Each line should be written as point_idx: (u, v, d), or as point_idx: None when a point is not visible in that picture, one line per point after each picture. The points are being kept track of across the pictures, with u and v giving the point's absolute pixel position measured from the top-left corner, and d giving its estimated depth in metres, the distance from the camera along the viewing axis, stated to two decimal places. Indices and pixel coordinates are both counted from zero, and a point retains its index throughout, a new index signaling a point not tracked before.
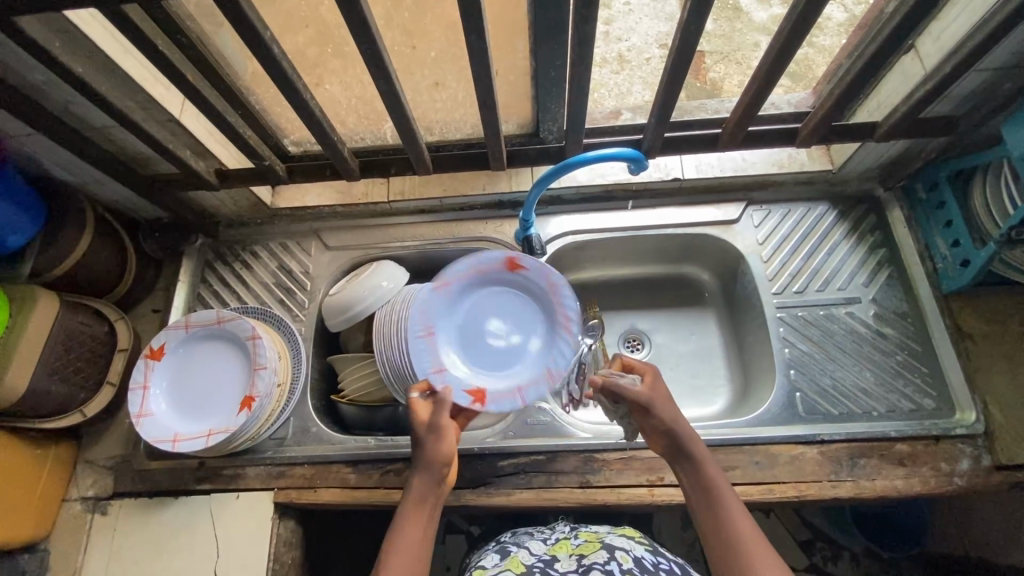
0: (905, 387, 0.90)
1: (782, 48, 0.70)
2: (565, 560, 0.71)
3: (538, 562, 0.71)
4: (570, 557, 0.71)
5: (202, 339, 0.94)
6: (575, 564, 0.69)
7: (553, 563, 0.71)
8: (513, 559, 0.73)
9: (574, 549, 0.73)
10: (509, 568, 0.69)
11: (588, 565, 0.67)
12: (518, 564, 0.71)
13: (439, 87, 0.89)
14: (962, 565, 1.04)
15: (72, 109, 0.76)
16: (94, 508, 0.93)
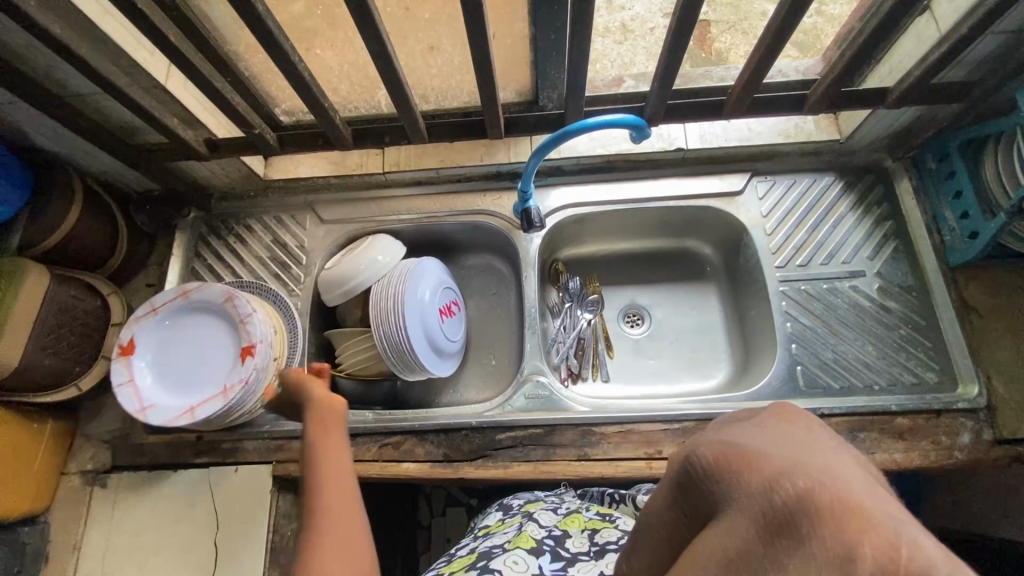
0: (908, 361, 0.89)
1: (792, 8, 0.67)
2: (576, 537, 0.69)
3: (548, 538, 0.68)
4: (582, 533, 0.70)
5: (176, 328, 0.91)
6: (586, 543, 0.67)
7: (564, 540, 0.68)
8: (523, 533, 0.70)
9: (586, 523, 0.72)
10: (518, 546, 0.66)
11: (601, 547, 0.66)
12: (528, 540, 0.68)
13: (434, 52, 0.86)
14: None
15: (52, 74, 0.73)
16: (94, 482, 0.93)
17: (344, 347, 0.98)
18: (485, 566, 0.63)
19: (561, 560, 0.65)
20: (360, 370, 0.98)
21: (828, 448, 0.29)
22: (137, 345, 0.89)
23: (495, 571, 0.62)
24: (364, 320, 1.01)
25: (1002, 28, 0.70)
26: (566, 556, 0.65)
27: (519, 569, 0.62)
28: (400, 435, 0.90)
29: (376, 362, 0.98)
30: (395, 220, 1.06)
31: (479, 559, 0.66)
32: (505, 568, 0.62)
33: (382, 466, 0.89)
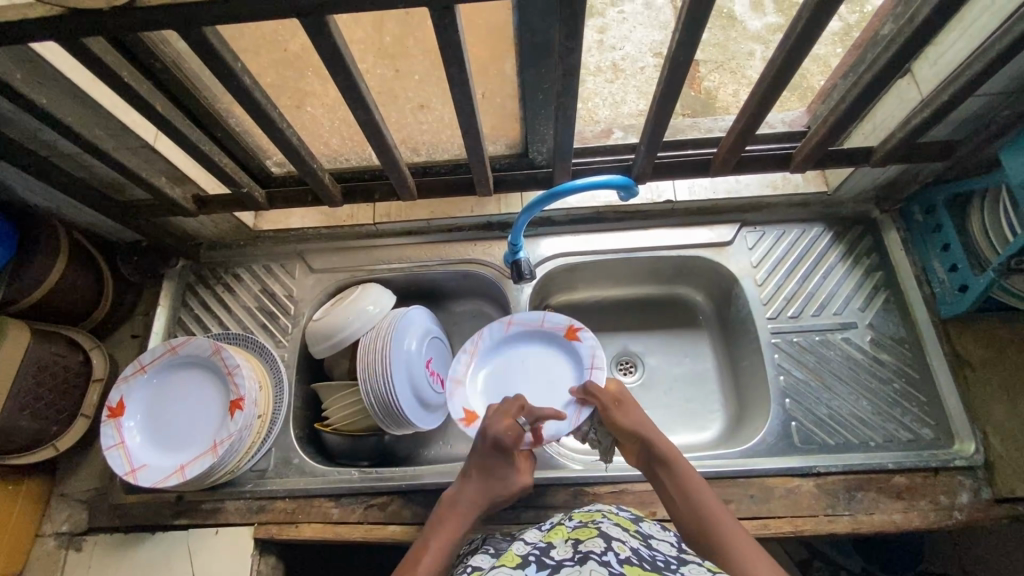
0: (903, 416, 0.88)
1: (774, 80, 0.69)
2: (561, 547, 0.60)
3: (533, 551, 0.60)
4: (566, 543, 0.60)
5: (171, 382, 0.90)
6: (571, 551, 0.58)
7: (549, 551, 0.60)
8: (507, 552, 0.62)
9: (570, 533, 0.63)
10: (502, 563, 0.58)
11: (584, 552, 0.56)
12: (511, 556, 0.60)
13: (425, 109, 0.87)
14: None
15: (40, 136, 0.73)
16: (69, 544, 0.90)
17: (330, 401, 0.96)
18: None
19: (546, 567, 0.56)
20: (347, 425, 0.95)
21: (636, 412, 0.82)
22: (128, 404, 0.88)
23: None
24: (352, 372, 0.99)
25: (984, 92, 0.72)
26: (552, 564, 0.56)
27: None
28: (387, 495, 0.88)
29: (363, 417, 0.95)
30: (385, 270, 1.05)
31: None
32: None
33: (366, 529, 0.86)
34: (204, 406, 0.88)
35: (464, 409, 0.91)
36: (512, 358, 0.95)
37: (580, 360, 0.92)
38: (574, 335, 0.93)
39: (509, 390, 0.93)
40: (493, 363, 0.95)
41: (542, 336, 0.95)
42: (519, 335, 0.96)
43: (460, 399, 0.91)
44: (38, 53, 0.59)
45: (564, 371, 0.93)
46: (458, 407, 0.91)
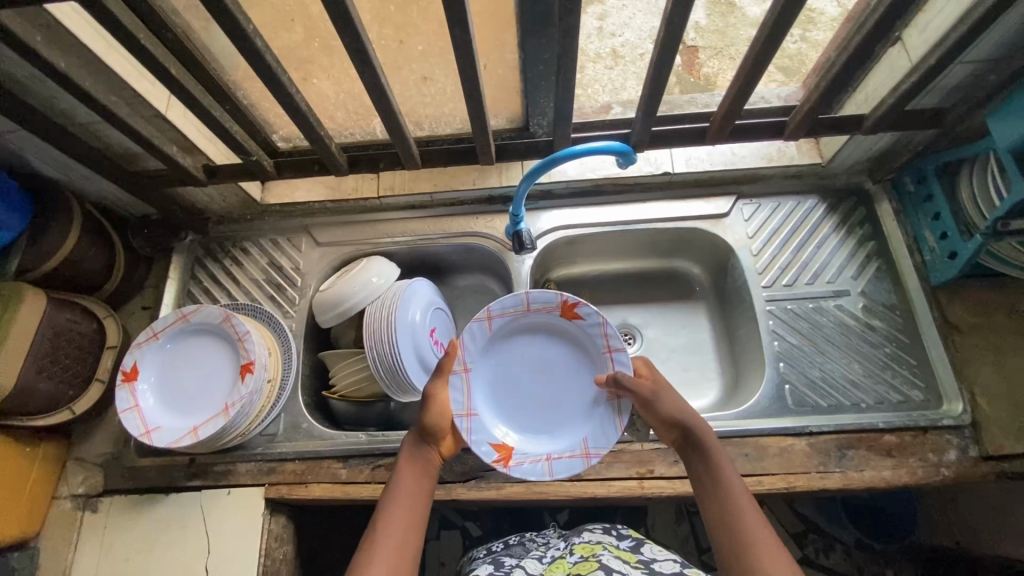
0: (893, 378, 0.91)
1: (765, 45, 0.71)
2: None
3: None
4: None
5: (183, 348, 0.93)
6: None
7: None
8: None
9: (571, 569, 0.66)
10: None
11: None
12: None
13: (428, 81, 0.89)
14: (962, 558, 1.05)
15: (56, 103, 0.75)
16: (85, 506, 0.93)
17: (336, 368, 0.98)
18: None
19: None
20: (353, 391, 0.98)
21: (673, 397, 0.77)
22: (142, 369, 0.90)
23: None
24: (358, 342, 1.02)
25: (970, 59, 0.74)
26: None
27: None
28: (393, 456, 0.91)
29: (369, 383, 0.98)
30: (390, 243, 1.07)
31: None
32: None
33: (374, 488, 0.89)
34: (215, 371, 0.91)
35: (492, 440, 0.85)
36: (507, 355, 0.89)
37: (591, 340, 0.87)
38: (573, 312, 0.87)
39: (521, 391, 0.88)
40: (487, 370, 0.88)
41: (531, 319, 0.89)
42: (501, 329, 0.88)
43: (482, 428, 0.85)
44: (57, 16, 0.62)
45: (569, 354, 0.89)
46: (485, 441, 0.84)
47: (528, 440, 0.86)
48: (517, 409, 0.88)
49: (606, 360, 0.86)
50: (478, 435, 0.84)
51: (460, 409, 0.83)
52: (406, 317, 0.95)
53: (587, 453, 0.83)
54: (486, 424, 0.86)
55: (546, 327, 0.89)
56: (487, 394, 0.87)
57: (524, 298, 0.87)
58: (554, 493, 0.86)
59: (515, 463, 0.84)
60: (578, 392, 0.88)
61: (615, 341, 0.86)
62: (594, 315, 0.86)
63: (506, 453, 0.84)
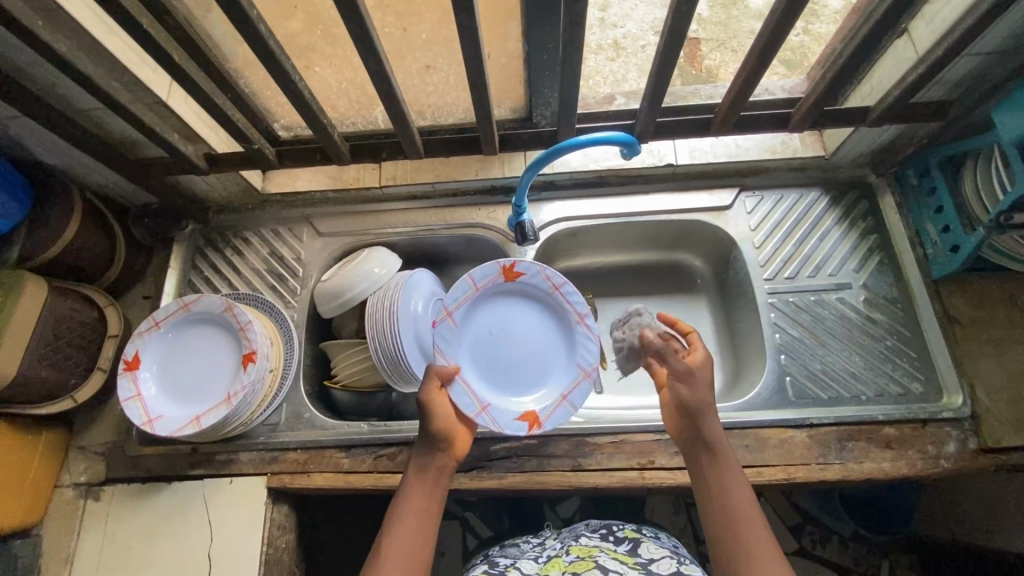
0: (894, 371, 0.91)
1: (771, 36, 0.71)
2: None
3: None
4: None
5: (185, 338, 0.93)
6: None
7: None
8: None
9: (568, 567, 0.67)
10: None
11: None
12: None
13: (431, 70, 0.89)
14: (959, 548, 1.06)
15: (57, 90, 0.75)
16: (87, 494, 0.93)
17: (338, 359, 0.99)
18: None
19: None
20: (355, 381, 0.98)
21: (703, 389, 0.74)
22: (143, 358, 0.90)
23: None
24: (360, 332, 1.02)
25: (976, 51, 0.74)
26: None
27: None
28: (395, 446, 0.91)
29: (371, 373, 0.98)
30: (392, 233, 1.07)
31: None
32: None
33: (376, 478, 0.89)
34: (217, 360, 0.91)
35: (514, 415, 0.88)
36: (475, 336, 0.91)
37: (536, 288, 0.93)
38: (513, 272, 0.92)
39: (502, 358, 0.92)
40: (468, 358, 0.90)
41: (480, 294, 0.92)
42: (462, 318, 0.90)
43: (500, 412, 0.87)
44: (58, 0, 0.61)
45: (524, 306, 0.94)
46: (510, 421, 0.87)
47: (538, 398, 0.91)
48: (511, 375, 0.91)
49: (558, 298, 0.93)
50: (501, 418, 0.86)
51: (473, 409, 0.84)
52: (407, 313, 0.95)
53: (586, 373, 0.90)
54: (500, 406, 0.88)
55: (494, 294, 0.93)
56: (482, 381, 0.89)
57: (468, 281, 0.90)
58: (556, 483, 0.87)
59: (545, 420, 0.88)
60: (545, 333, 0.93)
61: (558, 279, 0.92)
62: (531, 266, 0.92)
63: (533, 418, 0.88)
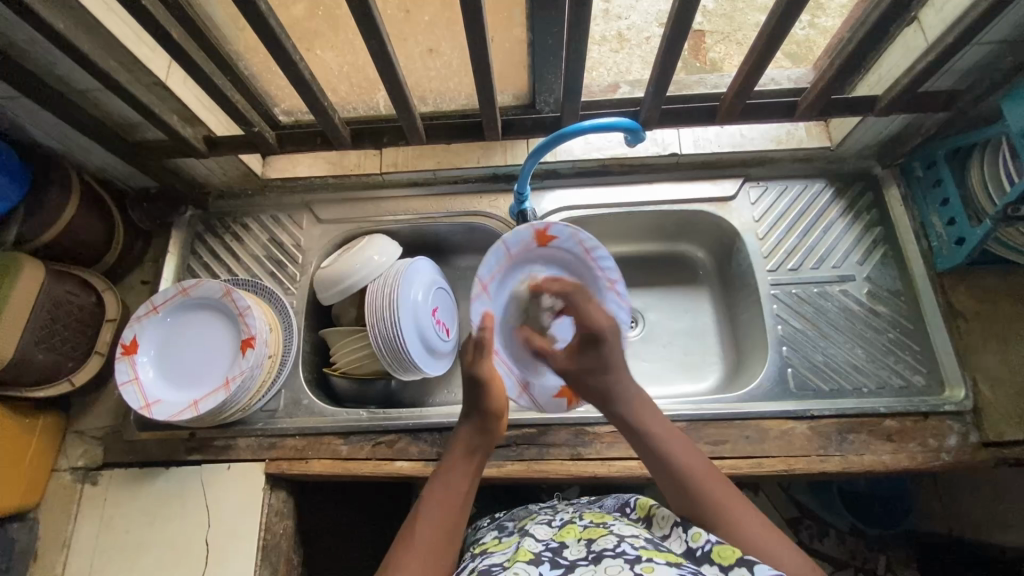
0: (896, 363, 0.91)
1: (779, 21, 0.69)
2: (574, 547, 0.63)
3: (545, 550, 0.63)
4: (579, 542, 0.63)
5: (183, 322, 0.92)
6: (585, 551, 0.61)
7: (562, 551, 0.62)
8: (520, 547, 0.65)
9: (582, 533, 0.65)
10: (516, 559, 0.61)
11: (598, 551, 0.59)
12: (526, 553, 0.63)
13: (433, 54, 0.87)
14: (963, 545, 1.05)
15: (55, 69, 0.74)
16: (85, 478, 0.93)
17: (337, 346, 0.98)
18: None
19: (560, 567, 0.59)
20: (353, 368, 0.97)
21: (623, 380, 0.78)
22: (142, 342, 0.90)
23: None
24: (359, 319, 1.02)
25: (987, 39, 0.73)
26: (566, 563, 0.59)
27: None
28: (394, 433, 0.91)
29: (369, 360, 0.97)
30: (392, 221, 1.06)
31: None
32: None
33: (375, 465, 0.89)
34: (216, 345, 0.91)
35: (554, 391, 0.91)
36: (504, 318, 0.96)
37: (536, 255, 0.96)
38: (546, 237, 0.94)
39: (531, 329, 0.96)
40: (507, 330, 0.95)
41: (517, 263, 0.96)
42: (499, 291, 0.95)
43: (541, 388, 0.92)
44: None
45: (536, 271, 0.97)
46: (553, 395, 0.91)
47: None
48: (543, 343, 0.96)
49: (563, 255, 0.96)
50: (543, 395, 0.91)
51: (515, 391, 0.91)
52: (407, 304, 0.94)
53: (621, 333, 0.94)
54: (541, 381, 0.92)
55: (530, 260, 0.97)
56: (520, 353, 0.94)
57: (500, 252, 0.94)
58: (555, 471, 0.86)
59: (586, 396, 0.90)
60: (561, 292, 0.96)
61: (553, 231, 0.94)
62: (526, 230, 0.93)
63: (572, 393, 0.91)
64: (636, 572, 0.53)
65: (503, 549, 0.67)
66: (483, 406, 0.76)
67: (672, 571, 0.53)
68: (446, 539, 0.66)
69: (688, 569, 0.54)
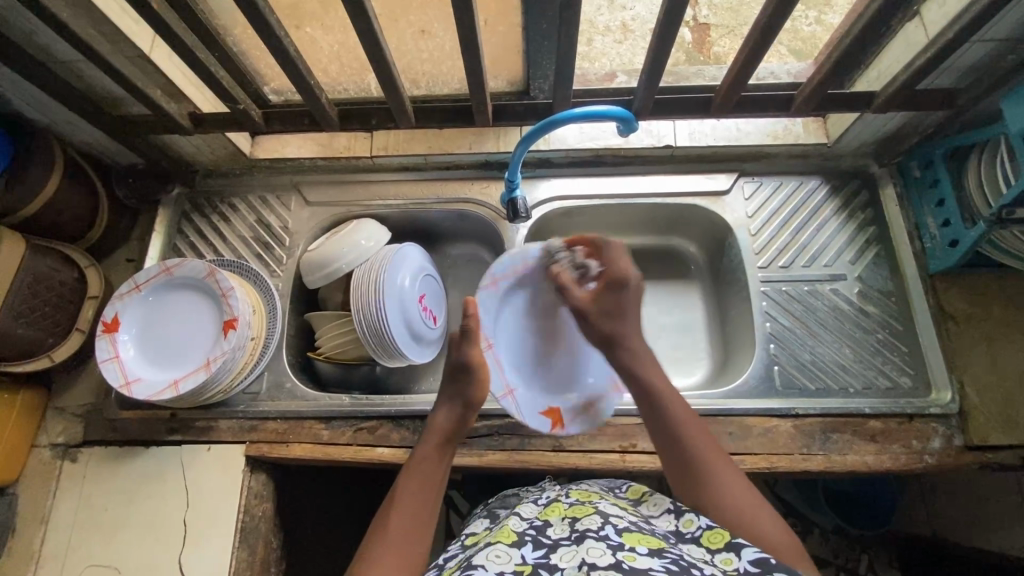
0: (884, 364, 0.90)
1: (775, 10, 0.68)
2: (557, 525, 0.62)
3: (529, 529, 0.62)
4: (562, 520, 0.62)
5: (160, 300, 0.91)
6: (569, 530, 0.60)
7: (545, 529, 0.61)
8: (502, 528, 0.63)
9: (567, 511, 0.64)
10: (499, 540, 0.60)
11: (582, 532, 0.58)
12: (509, 535, 0.62)
13: (426, 35, 0.85)
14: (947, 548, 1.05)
15: (35, 38, 0.72)
16: (64, 455, 0.92)
17: (323, 331, 0.97)
18: (467, 566, 0.57)
19: (543, 547, 0.58)
20: (339, 353, 0.96)
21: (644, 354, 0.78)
22: (123, 320, 0.89)
23: (477, 568, 0.56)
24: (345, 304, 1.01)
25: (988, 37, 0.71)
26: (548, 543, 0.58)
27: (501, 562, 0.56)
28: (377, 419, 0.90)
29: (355, 346, 0.96)
30: (381, 206, 1.05)
31: (465, 561, 0.59)
32: (488, 562, 0.56)
33: (356, 450, 0.89)
34: (197, 324, 0.90)
35: (540, 409, 0.88)
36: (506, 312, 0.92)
37: None
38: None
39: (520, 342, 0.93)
40: (509, 335, 0.92)
41: (527, 275, 0.93)
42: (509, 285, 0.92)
43: (525, 400, 0.88)
44: None
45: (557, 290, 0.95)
46: (535, 413, 0.87)
47: (568, 396, 0.90)
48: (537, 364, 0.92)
49: None
50: (525, 408, 0.87)
51: (501, 390, 0.87)
52: (397, 287, 0.94)
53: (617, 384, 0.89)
54: (528, 395, 0.89)
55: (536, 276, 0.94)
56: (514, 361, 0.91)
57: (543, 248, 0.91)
58: (537, 462, 0.86)
59: (568, 421, 0.87)
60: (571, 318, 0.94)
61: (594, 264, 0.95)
62: (570, 255, 0.93)
63: (557, 416, 0.88)
64: (617, 559, 0.52)
65: (487, 530, 0.67)
66: (467, 393, 0.77)
67: (655, 562, 0.52)
68: (419, 527, 0.65)
69: (671, 557, 0.54)
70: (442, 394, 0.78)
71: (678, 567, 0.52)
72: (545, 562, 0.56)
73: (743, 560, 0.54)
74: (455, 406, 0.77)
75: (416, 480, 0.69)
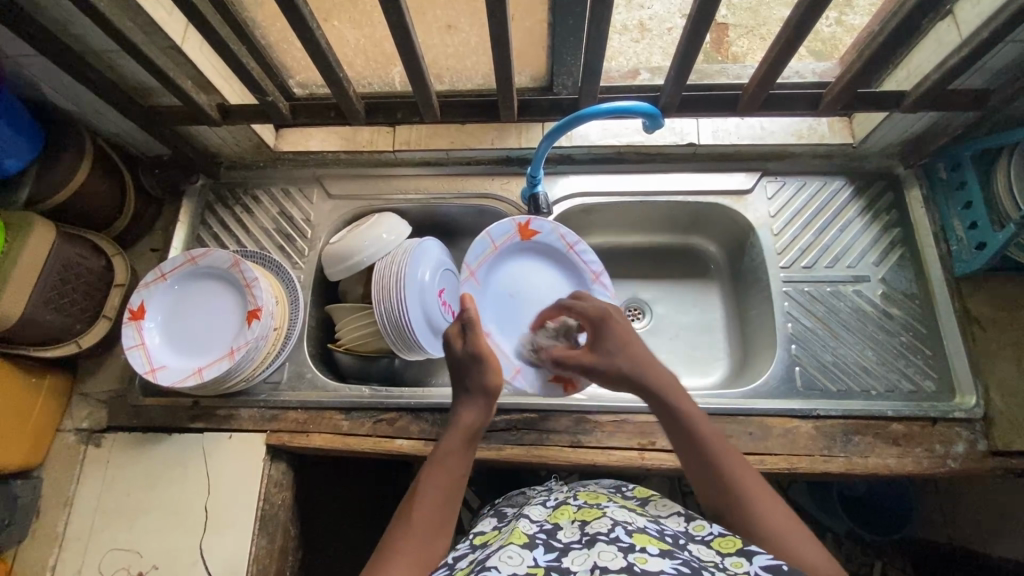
0: (907, 367, 0.89)
1: (808, 9, 0.67)
2: (567, 529, 0.62)
3: (540, 532, 0.62)
4: (573, 524, 0.62)
5: (197, 281, 0.92)
6: (579, 534, 0.60)
7: (555, 532, 0.61)
8: (514, 530, 0.63)
9: (577, 515, 0.64)
10: (510, 542, 0.60)
11: (592, 535, 0.58)
12: (520, 536, 0.61)
13: (452, 30, 0.85)
14: (964, 555, 1.04)
15: (73, 28, 0.74)
16: (88, 440, 0.94)
17: (342, 323, 0.98)
18: (479, 568, 0.56)
19: (554, 551, 0.58)
20: (359, 345, 0.97)
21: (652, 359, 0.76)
22: (149, 308, 0.90)
23: (490, 568, 0.55)
24: (366, 297, 1.02)
25: (1022, 37, 0.71)
26: (559, 546, 0.58)
27: (513, 564, 0.56)
28: (395, 412, 0.91)
29: (376, 338, 0.97)
30: (402, 200, 1.06)
31: (478, 562, 0.58)
32: (501, 564, 0.55)
33: (374, 442, 0.89)
34: (222, 313, 0.91)
35: (549, 376, 0.92)
36: (491, 294, 0.97)
37: (550, 245, 0.99)
38: (530, 231, 0.97)
39: (509, 313, 0.97)
40: (500, 315, 0.97)
41: (505, 252, 0.98)
42: (488, 272, 0.97)
43: (535, 372, 0.93)
44: None
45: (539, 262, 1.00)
46: (545, 381, 0.92)
47: None
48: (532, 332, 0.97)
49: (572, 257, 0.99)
50: (537, 380, 0.92)
51: (509, 371, 0.91)
52: (415, 280, 0.93)
53: None
54: (535, 367, 0.93)
55: (510, 252, 0.99)
56: (514, 339, 0.95)
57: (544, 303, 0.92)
58: (555, 458, 0.86)
59: (578, 379, 0.91)
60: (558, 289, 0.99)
61: (571, 237, 0.98)
62: (544, 223, 0.97)
63: (568, 378, 0.92)
64: (629, 562, 0.52)
65: (497, 535, 0.66)
66: (485, 384, 0.75)
67: (666, 564, 0.53)
68: (440, 524, 0.65)
69: (682, 559, 0.54)
70: (464, 387, 0.76)
71: (690, 569, 0.52)
72: (557, 565, 0.55)
73: (754, 566, 0.54)
74: (478, 401, 0.74)
75: (436, 472, 0.68)
